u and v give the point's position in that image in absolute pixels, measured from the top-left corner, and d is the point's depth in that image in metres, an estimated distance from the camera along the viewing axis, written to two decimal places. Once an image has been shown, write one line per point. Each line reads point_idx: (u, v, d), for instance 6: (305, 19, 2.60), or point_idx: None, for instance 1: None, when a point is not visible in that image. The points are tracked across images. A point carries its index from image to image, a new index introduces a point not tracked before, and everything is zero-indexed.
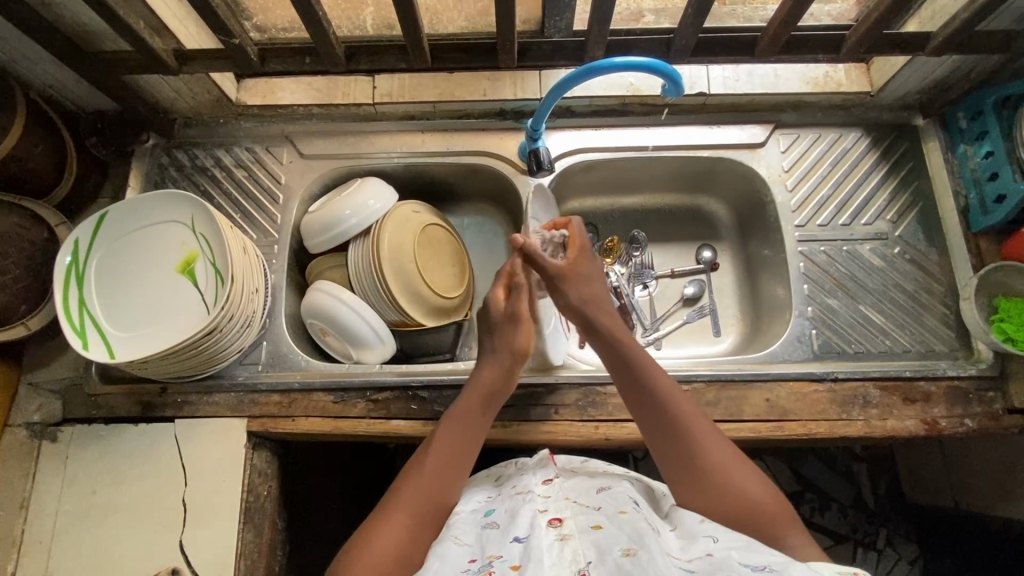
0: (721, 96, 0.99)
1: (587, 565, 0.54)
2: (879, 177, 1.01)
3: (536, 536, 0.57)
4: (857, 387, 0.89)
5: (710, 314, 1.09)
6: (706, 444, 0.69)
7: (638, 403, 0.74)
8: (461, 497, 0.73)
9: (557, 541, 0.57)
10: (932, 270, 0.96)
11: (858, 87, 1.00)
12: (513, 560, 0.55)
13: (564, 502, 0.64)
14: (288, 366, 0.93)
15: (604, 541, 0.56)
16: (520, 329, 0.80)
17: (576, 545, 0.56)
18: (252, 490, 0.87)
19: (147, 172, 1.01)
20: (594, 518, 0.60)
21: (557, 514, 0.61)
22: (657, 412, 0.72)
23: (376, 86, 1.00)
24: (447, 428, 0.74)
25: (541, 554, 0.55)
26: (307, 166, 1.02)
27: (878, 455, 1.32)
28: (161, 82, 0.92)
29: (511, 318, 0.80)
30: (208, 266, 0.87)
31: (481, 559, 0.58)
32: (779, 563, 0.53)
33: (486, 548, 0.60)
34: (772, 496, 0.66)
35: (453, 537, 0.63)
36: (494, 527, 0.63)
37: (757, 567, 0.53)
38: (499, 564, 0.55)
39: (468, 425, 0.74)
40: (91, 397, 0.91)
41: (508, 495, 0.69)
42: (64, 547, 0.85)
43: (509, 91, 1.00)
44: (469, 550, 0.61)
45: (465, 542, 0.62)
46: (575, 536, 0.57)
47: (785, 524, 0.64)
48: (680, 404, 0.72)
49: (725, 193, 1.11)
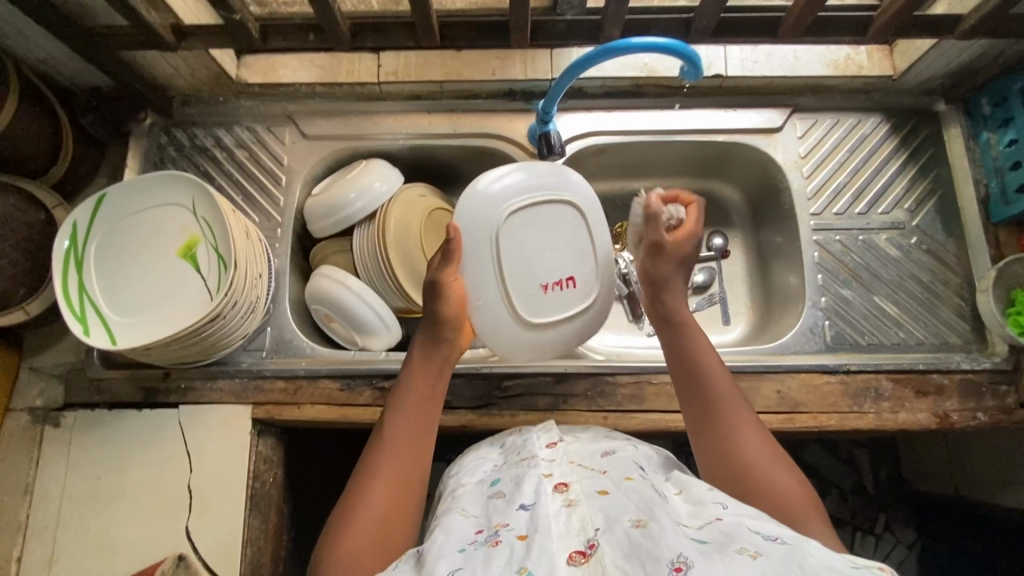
0: (739, 78, 0.96)
1: (595, 533, 0.51)
2: (898, 165, 0.98)
3: (542, 503, 0.56)
4: (869, 378, 0.88)
5: (720, 302, 1.07)
6: (738, 417, 0.69)
7: (683, 372, 0.74)
8: (466, 468, 0.72)
9: (564, 508, 0.55)
10: (949, 260, 0.95)
11: (881, 70, 0.96)
12: (520, 530, 0.53)
13: (569, 466, 0.64)
14: (293, 352, 0.92)
15: (611, 509, 0.54)
16: (442, 298, 0.73)
17: (584, 513, 0.54)
18: (258, 477, 0.87)
19: (146, 152, 0.99)
20: (600, 483, 0.60)
21: (562, 480, 0.60)
22: (697, 381, 0.72)
23: (381, 64, 0.97)
24: (401, 409, 0.71)
25: (548, 522, 0.53)
26: (311, 147, 0.99)
27: (881, 442, 1.32)
28: (158, 58, 0.89)
29: (435, 288, 0.73)
30: (211, 250, 0.84)
31: (487, 529, 0.56)
32: (792, 535, 0.51)
33: (492, 518, 0.58)
34: (797, 482, 0.63)
35: (459, 509, 0.62)
36: (500, 496, 0.62)
37: (769, 537, 0.51)
38: (507, 534, 0.53)
39: (427, 387, 0.73)
40: (94, 381, 0.90)
41: (514, 463, 0.68)
42: (70, 531, 0.84)
43: (519, 70, 0.97)
44: (475, 521, 0.59)
45: (471, 513, 0.61)
46: (581, 502, 0.56)
47: (808, 511, 0.61)
48: (723, 379, 0.71)
49: (739, 179, 1.08)
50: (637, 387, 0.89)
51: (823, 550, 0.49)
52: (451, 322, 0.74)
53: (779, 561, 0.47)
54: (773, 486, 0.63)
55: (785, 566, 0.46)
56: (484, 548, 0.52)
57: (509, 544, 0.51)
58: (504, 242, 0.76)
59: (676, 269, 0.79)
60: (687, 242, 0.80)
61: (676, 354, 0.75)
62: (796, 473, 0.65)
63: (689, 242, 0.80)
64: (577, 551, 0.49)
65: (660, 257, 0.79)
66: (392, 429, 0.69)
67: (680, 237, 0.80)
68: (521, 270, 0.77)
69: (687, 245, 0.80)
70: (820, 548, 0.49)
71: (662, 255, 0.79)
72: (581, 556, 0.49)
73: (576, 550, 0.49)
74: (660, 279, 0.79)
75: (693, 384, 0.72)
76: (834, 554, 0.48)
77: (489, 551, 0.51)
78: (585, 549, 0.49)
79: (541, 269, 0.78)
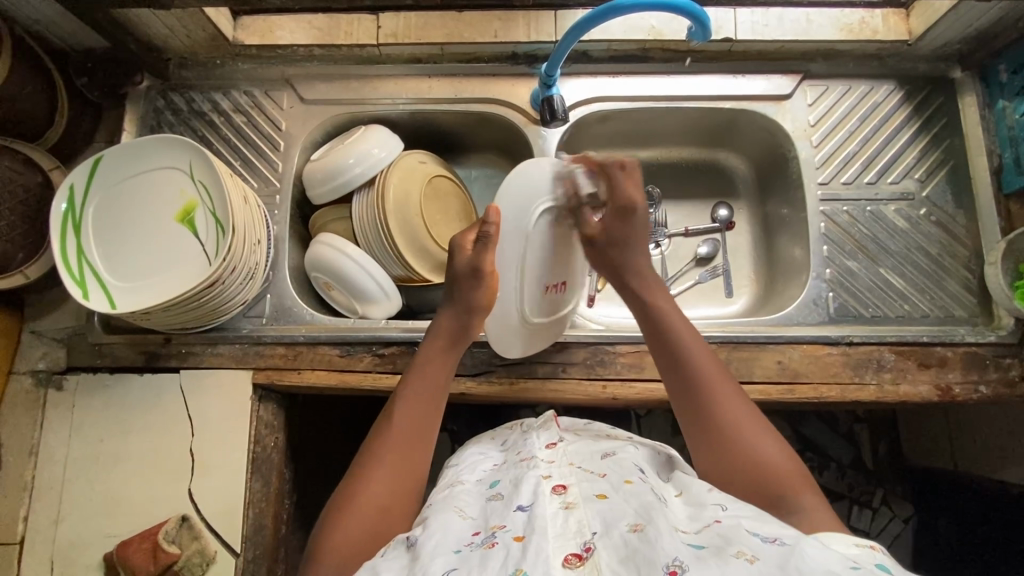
0: (748, 43, 0.93)
1: (592, 537, 0.51)
2: (911, 134, 0.95)
3: (540, 505, 0.55)
4: (872, 350, 0.87)
5: (723, 275, 1.06)
6: (719, 391, 0.68)
7: (657, 344, 0.73)
8: (464, 465, 0.72)
9: (561, 511, 0.54)
10: (958, 232, 0.93)
11: (896, 35, 0.93)
12: (517, 531, 0.53)
13: (568, 468, 0.62)
14: (292, 319, 0.92)
15: (610, 512, 0.54)
16: (484, 284, 0.77)
17: (581, 516, 0.54)
18: (260, 441, 0.88)
19: (142, 117, 0.97)
20: (599, 486, 0.59)
21: (561, 482, 0.59)
22: (673, 354, 0.71)
23: (381, 26, 0.94)
24: (421, 378, 0.73)
25: (545, 524, 0.53)
26: (309, 112, 0.98)
27: (880, 417, 1.31)
28: (153, 18, 0.87)
29: (477, 275, 0.76)
30: (209, 215, 0.84)
31: (484, 532, 0.55)
32: (791, 536, 0.51)
33: (489, 520, 0.58)
34: (784, 455, 0.64)
35: (456, 509, 0.61)
36: (497, 497, 0.61)
37: (767, 538, 0.51)
38: (503, 536, 0.53)
39: (438, 377, 0.74)
40: (95, 346, 0.90)
41: (512, 463, 0.67)
42: (75, 492, 0.86)
43: (522, 32, 0.94)
44: (472, 522, 0.58)
45: (468, 515, 0.60)
46: (580, 505, 0.55)
47: (797, 487, 0.61)
48: (700, 355, 0.71)
49: (746, 148, 1.06)
50: (636, 356, 0.88)
51: (819, 550, 0.48)
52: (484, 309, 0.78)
53: (777, 566, 0.46)
54: (760, 462, 0.63)
55: (781, 570, 0.45)
56: (480, 550, 0.52)
57: (505, 547, 0.51)
58: (534, 242, 0.79)
59: (622, 251, 0.79)
60: (620, 222, 0.79)
61: (647, 326, 0.75)
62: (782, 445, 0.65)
63: (624, 221, 0.79)
64: (573, 554, 0.49)
65: (601, 247, 0.80)
66: (401, 412, 0.70)
67: (609, 219, 0.79)
68: (540, 266, 0.81)
69: (619, 226, 0.79)
70: (818, 548, 0.48)
71: (597, 245, 0.80)
72: (577, 559, 0.49)
73: (572, 553, 0.50)
74: (620, 267, 0.79)
75: (666, 359, 0.72)
76: (832, 554, 0.48)
77: (486, 554, 0.51)
78: (581, 553, 0.50)
79: (551, 270, 0.82)
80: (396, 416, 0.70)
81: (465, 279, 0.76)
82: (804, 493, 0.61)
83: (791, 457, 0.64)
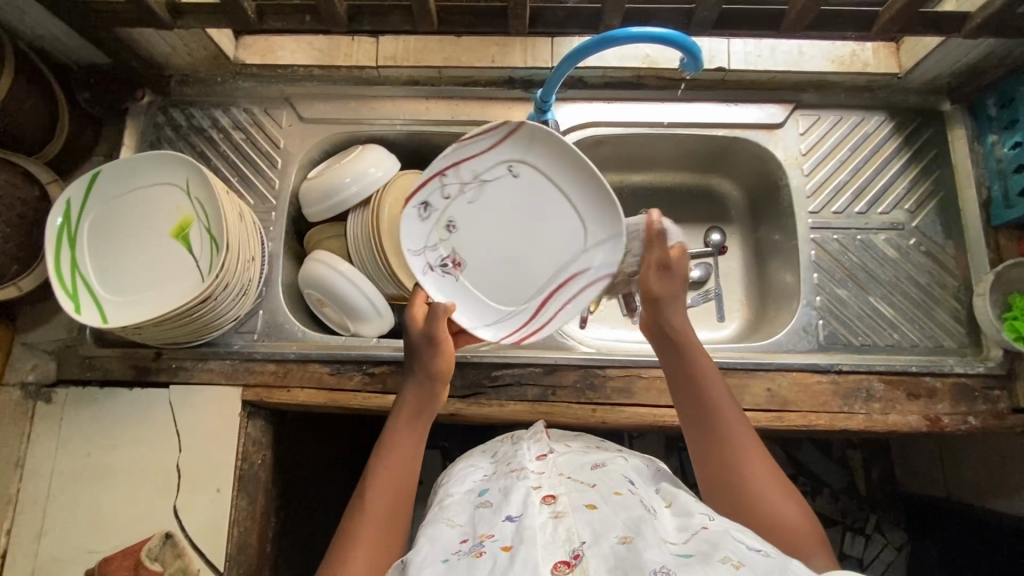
0: (741, 72, 0.95)
1: (581, 545, 0.51)
2: (900, 165, 0.97)
3: (529, 516, 0.55)
4: (861, 379, 0.87)
5: (715, 298, 1.06)
6: (748, 457, 0.64)
7: (680, 386, 0.71)
8: (455, 476, 0.71)
9: (551, 520, 0.54)
10: (947, 262, 0.93)
11: (886, 68, 0.95)
12: (505, 541, 0.52)
13: (558, 479, 0.62)
14: (284, 336, 0.92)
15: (599, 523, 0.53)
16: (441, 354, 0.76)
17: (570, 525, 0.53)
18: (247, 458, 0.88)
19: (142, 132, 0.98)
20: (588, 496, 0.58)
21: (550, 492, 0.60)
22: (697, 411, 0.68)
23: (380, 48, 0.96)
24: (389, 455, 0.70)
25: (534, 535, 0.52)
26: (308, 130, 0.99)
27: (874, 444, 1.30)
28: (156, 36, 0.88)
29: (432, 343, 0.76)
30: (204, 232, 0.84)
31: (472, 539, 0.55)
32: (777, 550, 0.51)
33: (478, 527, 0.57)
34: (799, 519, 0.60)
35: (445, 519, 0.61)
36: (486, 505, 0.61)
37: (752, 548, 0.50)
38: (491, 545, 0.52)
39: (410, 451, 0.71)
40: (86, 358, 0.90)
41: (502, 474, 0.66)
42: (59, 506, 0.85)
43: (519, 58, 0.96)
44: (461, 530, 0.58)
45: (457, 523, 0.60)
46: (569, 514, 0.55)
47: (813, 548, 0.58)
48: (728, 406, 0.68)
49: (739, 174, 1.07)
50: (626, 381, 0.89)
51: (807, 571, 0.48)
52: (444, 378, 0.76)
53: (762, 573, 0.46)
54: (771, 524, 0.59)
55: None
56: (468, 558, 0.52)
57: (492, 556, 0.51)
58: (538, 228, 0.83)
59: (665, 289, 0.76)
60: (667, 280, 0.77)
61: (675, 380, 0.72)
62: (799, 506, 0.61)
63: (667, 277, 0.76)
64: (563, 561, 0.49)
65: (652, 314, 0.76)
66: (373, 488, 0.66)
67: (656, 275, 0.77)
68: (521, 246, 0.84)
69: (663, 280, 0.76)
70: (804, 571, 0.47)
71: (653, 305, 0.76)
72: (566, 566, 0.49)
73: (562, 561, 0.49)
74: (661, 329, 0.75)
75: (695, 425, 0.68)
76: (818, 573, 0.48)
77: (473, 561, 0.51)
78: (569, 561, 0.49)
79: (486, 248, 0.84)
80: (369, 492, 0.66)
81: (421, 350, 0.76)
82: (816, 555, 0.57)
83: (808, 519, 0.60)
